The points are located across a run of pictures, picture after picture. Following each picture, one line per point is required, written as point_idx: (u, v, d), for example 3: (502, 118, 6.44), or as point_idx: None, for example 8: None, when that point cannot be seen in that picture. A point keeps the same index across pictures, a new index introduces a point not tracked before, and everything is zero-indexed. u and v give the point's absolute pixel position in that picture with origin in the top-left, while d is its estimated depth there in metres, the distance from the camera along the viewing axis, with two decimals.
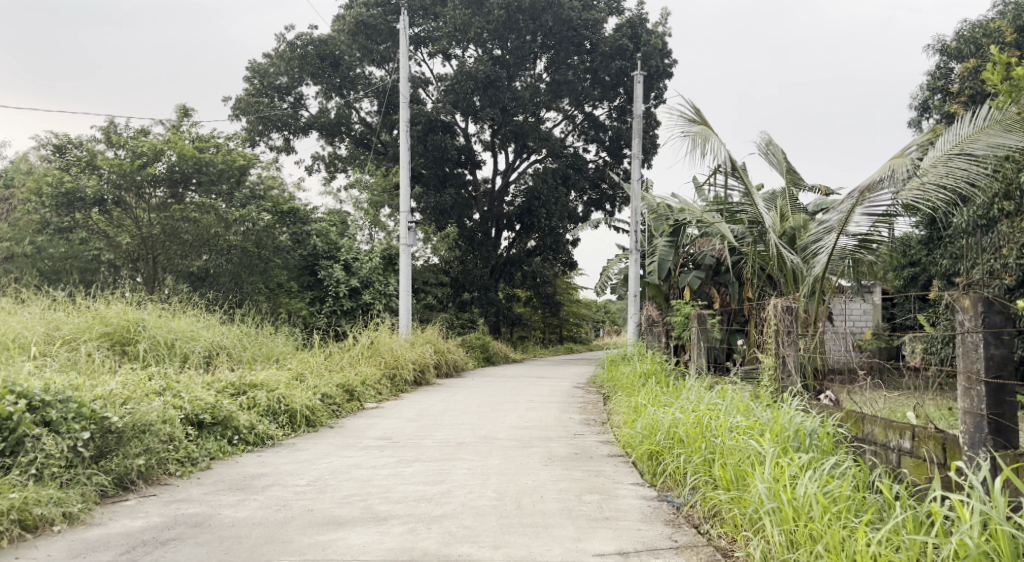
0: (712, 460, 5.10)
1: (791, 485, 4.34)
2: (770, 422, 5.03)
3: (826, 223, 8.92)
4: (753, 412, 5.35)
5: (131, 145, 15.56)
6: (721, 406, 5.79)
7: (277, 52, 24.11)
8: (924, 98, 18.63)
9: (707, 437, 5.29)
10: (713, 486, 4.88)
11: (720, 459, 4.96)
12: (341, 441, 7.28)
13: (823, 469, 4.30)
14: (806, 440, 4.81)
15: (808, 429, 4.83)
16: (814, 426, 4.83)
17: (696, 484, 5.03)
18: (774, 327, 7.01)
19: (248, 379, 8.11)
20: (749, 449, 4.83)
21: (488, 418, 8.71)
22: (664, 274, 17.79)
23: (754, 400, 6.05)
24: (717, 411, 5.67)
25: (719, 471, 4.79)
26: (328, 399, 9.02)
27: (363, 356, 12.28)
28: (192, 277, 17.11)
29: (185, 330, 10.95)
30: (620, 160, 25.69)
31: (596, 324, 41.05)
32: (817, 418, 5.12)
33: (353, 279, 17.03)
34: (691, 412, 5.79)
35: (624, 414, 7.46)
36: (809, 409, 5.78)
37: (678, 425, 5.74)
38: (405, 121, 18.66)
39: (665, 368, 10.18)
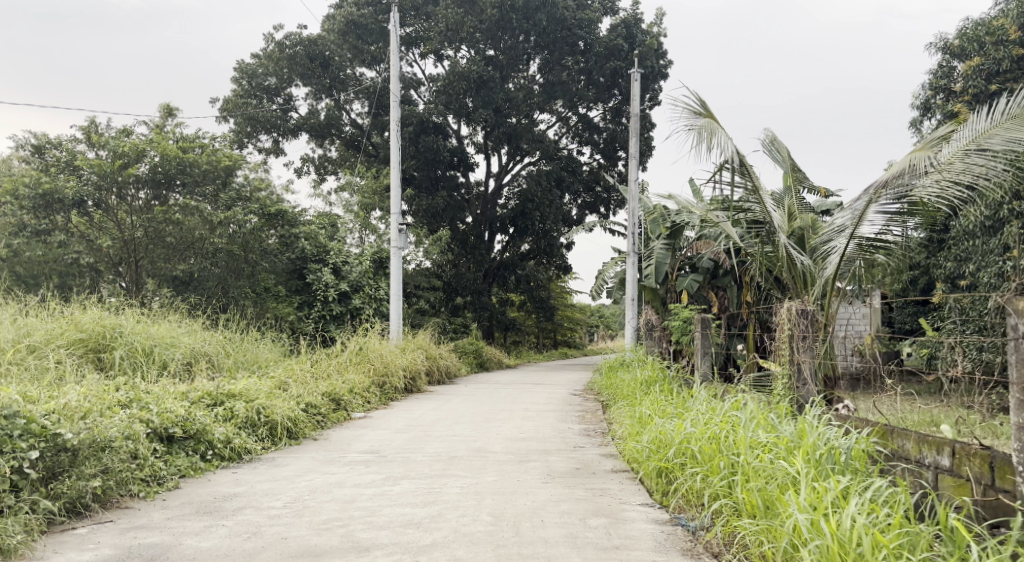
0: (732, 481, 4.64)
1: (832, 517, 3.89)
2: (797, 440, 4.57)
3: (837, 223, 8.49)
4: (774, 426, 4.90)
5: (111, 145, 15.06)
6: (737, 419, 5.33)
7: (265, 52, 23.63)
8: (926, 97, 18.06)
9: (726, 455, 4.82)
10: (735, 512, 4.42)
11: (743, 481, 4.50)
12: (325, 455, 6.79)
13: (866, 498, 3.86)
14: (839, 461, 4.36)
15: (842, 449, 4.38)
16: (848, 445, 4.38)
17: (715, 509, 4.57)
18: (788, 333, 6.60)
19: (226, 388, 7.59)
20: (777, 472, 4.37)
21: (482, 429, 8.23)
22: (660, 277, 17.23)
23: (771, 412, 5.59)
24: (732, 423, 5.21)
25: (745, 496, 4.32)
26: (312, 409, 8.51)
27: (351, 363, 11.76)
28: (176, 281, 16.41)
29: (164, 337, 10.44)
30: (614, 162, 25.24)
31: (591, 329, 40.51)
32: (846, 432, 4.68)
33: (342, 282, 16.52)
34: (705, 424, 5.32)
35: (629, 426, 6.97)
36: (831, 421, 5.34)
37: (689, 440, 5.27)
38: (396, 121, 18.14)
39: (667, 376, 9.75)
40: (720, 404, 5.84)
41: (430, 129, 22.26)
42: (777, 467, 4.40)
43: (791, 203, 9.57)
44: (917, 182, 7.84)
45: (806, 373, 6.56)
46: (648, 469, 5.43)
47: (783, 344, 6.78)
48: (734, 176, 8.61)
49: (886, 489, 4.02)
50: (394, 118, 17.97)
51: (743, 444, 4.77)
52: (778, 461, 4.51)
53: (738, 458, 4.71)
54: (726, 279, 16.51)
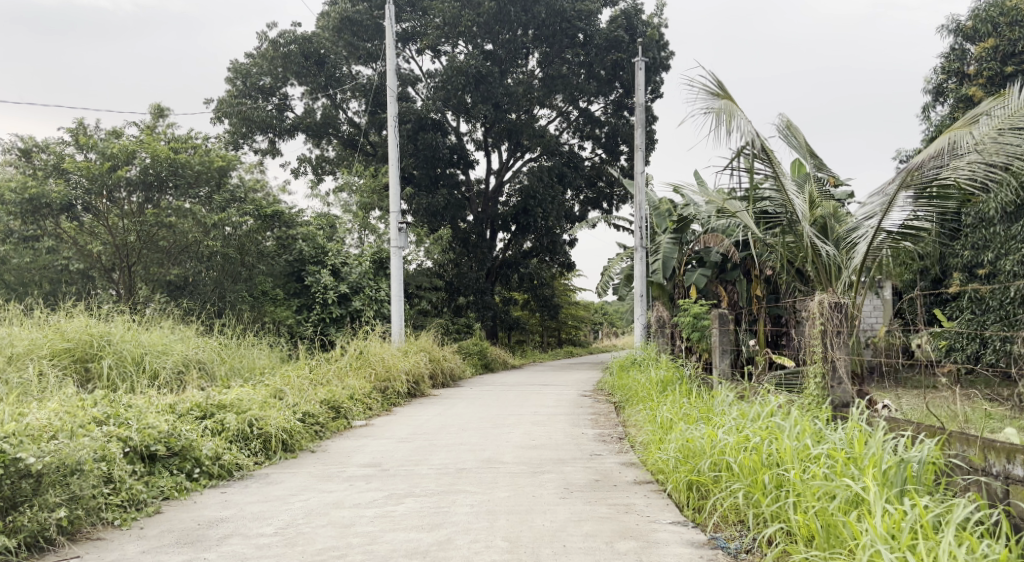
0: (782, 499, 4.19)
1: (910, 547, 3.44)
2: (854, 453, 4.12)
3: (865, 209, 8.01)
4: (824, 437, 4.44)
5: (100, 147, 14.56)
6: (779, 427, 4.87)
7: (259, 51, 23.14)
8: (938, 81, 17.52)
9: (772, 469, 4.37)
10: (791, 539, 3.98)
11: (796, 500, 4.06)
12: (323, 470, 6.30)
13: (953, 526, 3.42)
14: (911, 477, 3.90)
15: (914, 463, 3.93)
16: (921, 457, 3.92)
17: (764, 532, 4.13)
18: (821, 327, 6.17)
19: (216, 398, 7.09)
20: (836, 491, 3.93)
21: (492, 437, 7.73)
22: (668, 272, 16.82)
23: (812, 417, 5.12)
24: (771, 430, 4.76)
25: (801, 518, 3.89)
26: (310, 419, 8.00)
27: (351, 368, 11.25)
28: (170, 286, 16.05)
29: (156, 345, 9.97)
30: (617, 156, 24.59)
31: (595, 327, 40.02)
32: (907, 441, 4.22)
33: (342, 284, 15.93)
34: (744, 432, 4.86)
35: (651, 431, 6.50)
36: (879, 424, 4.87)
37: (725, 451, 4.83)
38: (394, 117, 17.63)
39: (684, 375, 9.25)
40: (755, 409, 5.37)
41: (429, 126, 21.77)
42: (838, 483, 3.96)
43: (813, 189, 9.07)
44: (949, 161, 7.26)
45: (841, 369, 6.09)
46: (680, 481, 4.98)
47: (815, 340, 6.32)
48: (756, 163, 8.14)
49: (971, 510, 3.58)
50: (392, 114, 17.44)
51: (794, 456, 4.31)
52: (837, 477, 4.06)
53: (787, 473, 4.26)
54: (735, 272, 16.06)
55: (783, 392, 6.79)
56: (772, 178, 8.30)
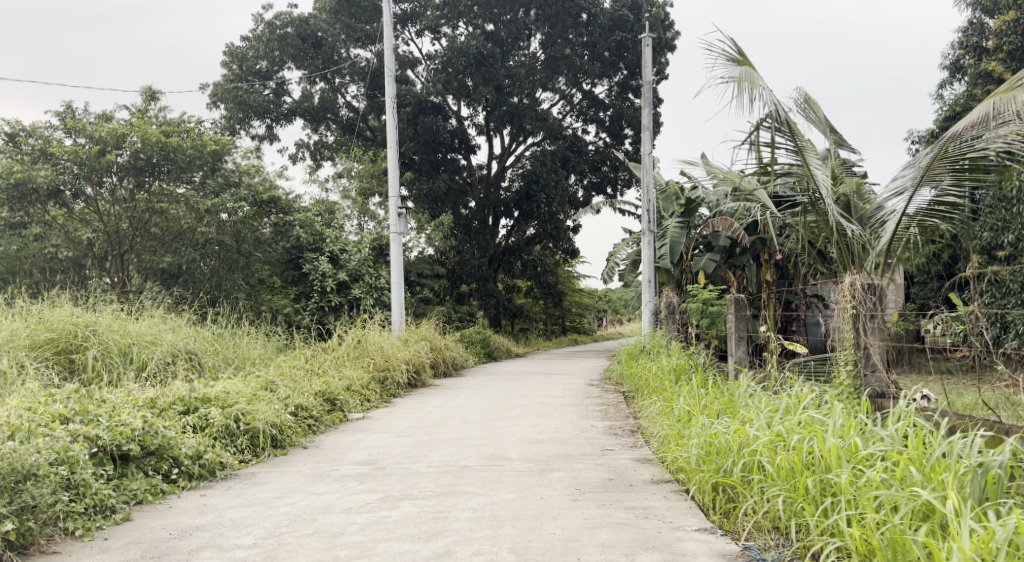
0: (830, 507, 3.76)
1: None
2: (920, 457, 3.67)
3: (894, 185, 7.60)
4: (877, 436, 4.01)
5: (88, 130, 14.04)
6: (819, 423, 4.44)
7: (254, 34, 22.57)
8: (956, 56, 17.02)
9: (816, 473, 3.93)
10: (846, 555, 3.55)
11: (851, 511, 3.62)
12: (314, 468, 5.83)
13: None
14: (991, 486, 3.47)
15: (995, 467, 3.50)
16: (1002, 461, 3.49)
17: (812, 547, 3.69)
18: (854, 311, 5.75)
19: (200, 393, 6.63)
20: (900, 501, 3.49)
21: (495, 431, 7.26)
22: (675, 257, 16.34)
23: (853, 410, 4.69)
24: (810, 427, 4.33)
25: (861, 533, 3.44)
26: (302, 412, 7.54)
27: (348, 358, 10.81)
28: (164, 275, 15.56)
29: (145, 334, 9.52)
30: (622, 139, 24.00)
31: (599, 315, 39.50)
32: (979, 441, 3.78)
33: (341, 272, 15.44)
34: (779, 427, 4.43)
35: (667, 424, 6.06)
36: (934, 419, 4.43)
37: (757, 450, 4.39)
38: (393, 98, 17.16)
39: (698, 363, 8.80)
40: (785, 400, 4.93)
41: (429, 110, 21.27)
42: (902, 492, 3.52)
43: (836, 165, 8.58)
44: (992, 129, 6.80)
45: (875, 355, 5.66)
46: (704, 480, 4.55)
47: (844, 325, 5.89)
48: (776, 136, 7.65)
49: None
50: (391, 95, 16.95)
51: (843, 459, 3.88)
52: (899, 483, 3.62)
53: (834, 478, 3.83)
54: (744, 257, 15.66)
55: (809, 381, 6.36)
56: (793, 153, 7.81)
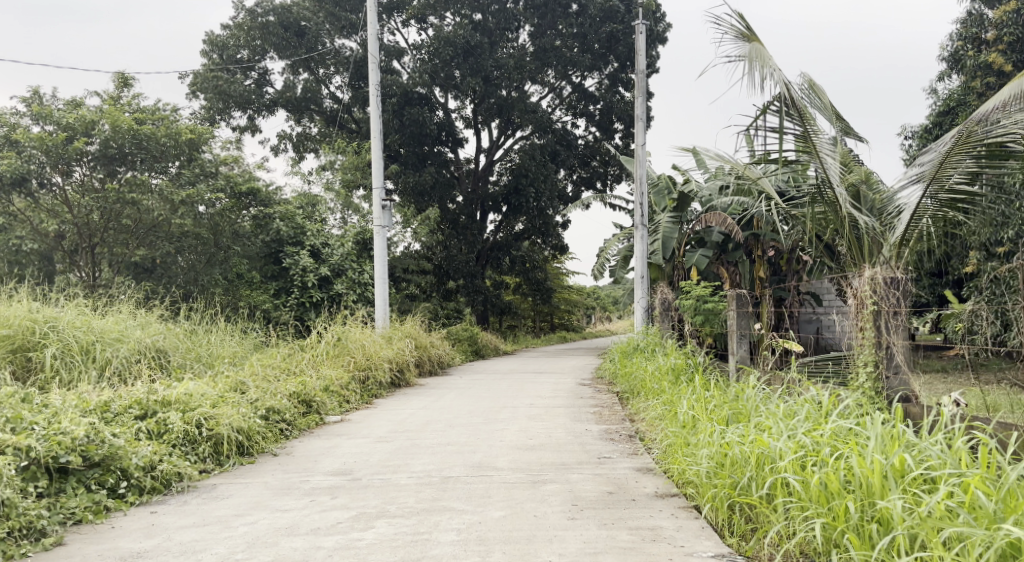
0: (884, 540, 3.37)
1: None
2: (991, 483, 3.31)
3: (910, 174, 7.16)
4: (930, 458, 3.63)
5: (55, 116, 13.50)
6: (850, 434, 4.03)
7: (235, 22, 21.91)
8: (954, 48, 16.53)
9: (863, 498, 3.53)
10: None
11: (913, 547, 3.24)
12: (282, 479, 5.29)
13: None
14: None
15: None
16: None
17: None
18: (876, 308, 5.25)
19: (160, 395, 6.08)
20: (977, 537, 3.12)
21: (483, 436, 6.73)
22: (668, 253, 15.79)
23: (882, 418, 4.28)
24: (843, 442, 3.91)
25: None
26: (272, 416, 6.98)
27: (327, 357, 10.25)
28: (137, 268, 14.90)
29: (110, 331, 8.97)
30: (612, 134, 23.42)
31: (588, 312, 38.99)
32: None
33: (322, 267, 14.89)
34: (805, 438, 4.01)
35: (670, 430, 5.56)
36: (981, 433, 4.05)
37: (782, 467, 3.94)
38: (378, 88, 16.54)
39: (698, 362, 8.33)
40: (802, 408, 4.50)
41: (415, 101, 20.67)
42: (981, 529, 3.14)
43: (845, 152, 8.08)
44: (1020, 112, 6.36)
45: (898, 355, 5.18)
46: (720, 497, 4.11)
47: (863, 325, 5.39)
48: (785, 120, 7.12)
49: None
50: (374, 85, 16.37)
51: (895, 482, 3.49)
52: (969, 513, 3.26)
53: (886, 505, 3.44)
54: (737, 252, 15.15)
55: (824, 381, 5.90)
56: (801, 139, 7.36)
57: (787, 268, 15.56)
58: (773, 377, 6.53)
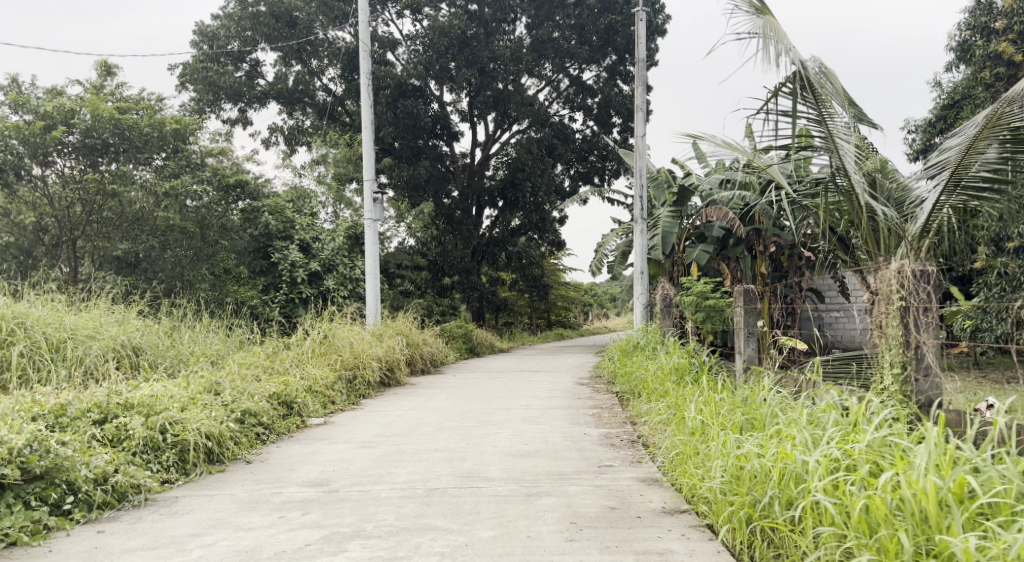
0: None
1: None
2: None
3: (936, 159, 6.66)
4: (988, 482, 3.28)
5: (32, 104, 13.01)
6: (889, 451, 3.64)
7: (225, 13, 21.39)
8: (963, 37, 16.03)
9: (917, 530, 3.16)
10: None
11: None
12: (251, 491, 4.81)
13: None
14: None
15: None
16: None
17: None
18: (904, 302, 4.77)
19: (123, 399, 5.62)
20: None
21: (474, 441, 6.26)
22: (668, 248, 15.26)
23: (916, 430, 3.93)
24: (884, 459, 3.54)
25: None
26: (248, 419, 6.49)
27: (312, 355, 9.79)
28: (119, 263, 14.39)
29: (82, 328, 8.53)
30: (609, 127, 22.90)
31: (586, 309, 38.43)
32: None
33: (312, 262, 14.41)
34: (838, 454, 3.61)
35: (679, 437, 5.10)
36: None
37: (812, 486, 3.56)
38: (369, 77, 15.98)
39: (703, 362, 7.87)
40: (822, 416, 4.13)
41: (409, 92, 20.15)
42: None
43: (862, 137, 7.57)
44: None
45: (929, 355, 4.72)
46: (738, 518, 3.71)
47: (890, 322, 4.92)
48: (799, 104, 6.66)
49: None
50: (365, 74, 15.86)
51: (957, 511, 3.11)
52: None
53: (949, 535, 3.07)
54: (738, 248, 14.71)
55: (847, 385, 5.46)
56: (817, 123, 6.91)
57: (789, 264, 15.15)
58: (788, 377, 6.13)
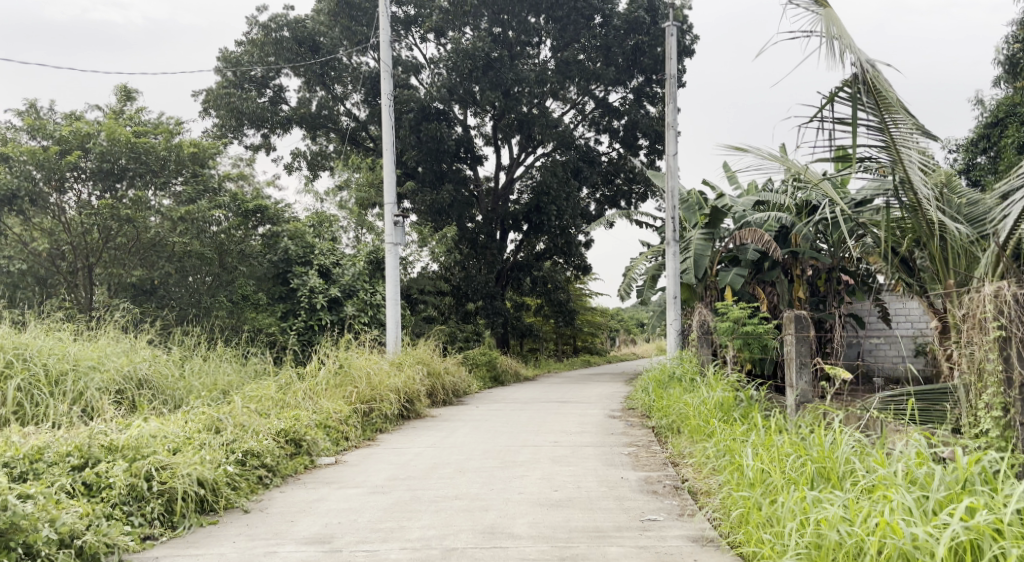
0: None
1: None
2: None
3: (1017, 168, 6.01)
4: None
5: (48, 129, 12.65)
6: (1020, 530, 3.20)
7: (249, 38, 21.08)
8: (1010, 52, 15.29)
9: None
10: None
11: None
12: (243, 551, 4.19)
13: None
14: None
15: None
16: None
17: None
18: (1004, 332, 4.27)
19: (111, 440, 5.05)
20: None
21: (498, 487, 5.61)
22: (700, 272, 14.42)
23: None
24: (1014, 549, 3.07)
25: None
26: (250, 460, 5.89)
27: (327, 387, 9.16)
28: (136, 291, 13.98)
29: (86, 358, 7.99)
30: (636, 150, 22.30)
31: (612, 334, 37.63)
32: None
33: (332, 289, 13.83)
34: (958, 535, 3.15)
35: (739, 486, 4.53)
36: None
37: None
38: (389, 97, 15.47)
39: (749, 398, 7.23)
40: (917, 474, 3.64)
41: (433, 116, 19.70)
42: None
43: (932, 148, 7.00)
44: None
45: None
46: None
47: (986, 354, 4.46)
48: (858, 110, 6.13)
49: None
50: (386, 96, 15.38)
51: None
52: None
53: None
54: (773, 271, 13.98)
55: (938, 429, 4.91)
56: (879, 130, 6.41)
57: (827, 288, 14.31)
58: (868, 420, 5.54)
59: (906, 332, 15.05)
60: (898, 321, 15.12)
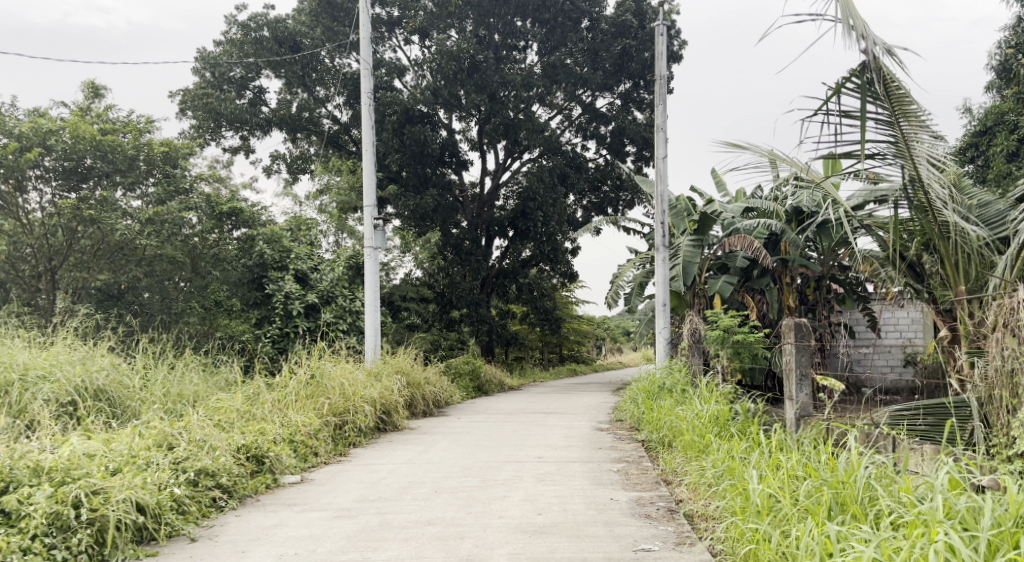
0: None
1: None
2: None
3: None
4: None
5: (7, 124, 11.96)
6: None
7: (228, 38, 20.53)
8: (1004, 57, 14.92)
9: None
10: None
11: None
12: None
13: None
14: None
15: None
16: None
17: None
18: None
19: (39, 461, 4.52)
20: None
21: (476, 511, 5.09)
22: (689, 280, 13.92)
23: None
24: None
25: None
26: (202, 480, 5.36)
27: (297, 398, 8.61)
28: (101, 297, 13.37)
29: (35, 367, 7.44)
30: (624, 156, 21.88)
31: (599, 343, 37.16)
32: None
33: (310, 294, 13.25)
34: None
35: (746, 513, 4.05)
36: None
37: None
38: (369, 99, 14.91)
39: (746, 412, 6.71)
40: (959, 514, 3.19)
41: (416, 119, 19.17)
42: None
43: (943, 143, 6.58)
44: None
45: None
46: None
47: None
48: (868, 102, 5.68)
49: None
50: (367, 96, 14.80)
51: None
52: None
53: None
54: (763, 278, 13.53)
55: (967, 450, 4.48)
56: (887, 124, 5.99)
57: (816, 296, 13.89)
58: (882, 439, 5.09)
59: (894, 343, 14.72)
60: (887, 330, 14.74)
